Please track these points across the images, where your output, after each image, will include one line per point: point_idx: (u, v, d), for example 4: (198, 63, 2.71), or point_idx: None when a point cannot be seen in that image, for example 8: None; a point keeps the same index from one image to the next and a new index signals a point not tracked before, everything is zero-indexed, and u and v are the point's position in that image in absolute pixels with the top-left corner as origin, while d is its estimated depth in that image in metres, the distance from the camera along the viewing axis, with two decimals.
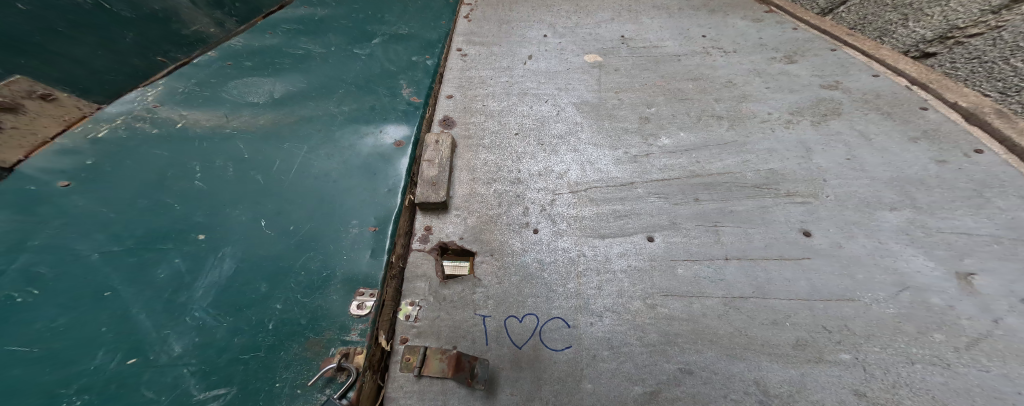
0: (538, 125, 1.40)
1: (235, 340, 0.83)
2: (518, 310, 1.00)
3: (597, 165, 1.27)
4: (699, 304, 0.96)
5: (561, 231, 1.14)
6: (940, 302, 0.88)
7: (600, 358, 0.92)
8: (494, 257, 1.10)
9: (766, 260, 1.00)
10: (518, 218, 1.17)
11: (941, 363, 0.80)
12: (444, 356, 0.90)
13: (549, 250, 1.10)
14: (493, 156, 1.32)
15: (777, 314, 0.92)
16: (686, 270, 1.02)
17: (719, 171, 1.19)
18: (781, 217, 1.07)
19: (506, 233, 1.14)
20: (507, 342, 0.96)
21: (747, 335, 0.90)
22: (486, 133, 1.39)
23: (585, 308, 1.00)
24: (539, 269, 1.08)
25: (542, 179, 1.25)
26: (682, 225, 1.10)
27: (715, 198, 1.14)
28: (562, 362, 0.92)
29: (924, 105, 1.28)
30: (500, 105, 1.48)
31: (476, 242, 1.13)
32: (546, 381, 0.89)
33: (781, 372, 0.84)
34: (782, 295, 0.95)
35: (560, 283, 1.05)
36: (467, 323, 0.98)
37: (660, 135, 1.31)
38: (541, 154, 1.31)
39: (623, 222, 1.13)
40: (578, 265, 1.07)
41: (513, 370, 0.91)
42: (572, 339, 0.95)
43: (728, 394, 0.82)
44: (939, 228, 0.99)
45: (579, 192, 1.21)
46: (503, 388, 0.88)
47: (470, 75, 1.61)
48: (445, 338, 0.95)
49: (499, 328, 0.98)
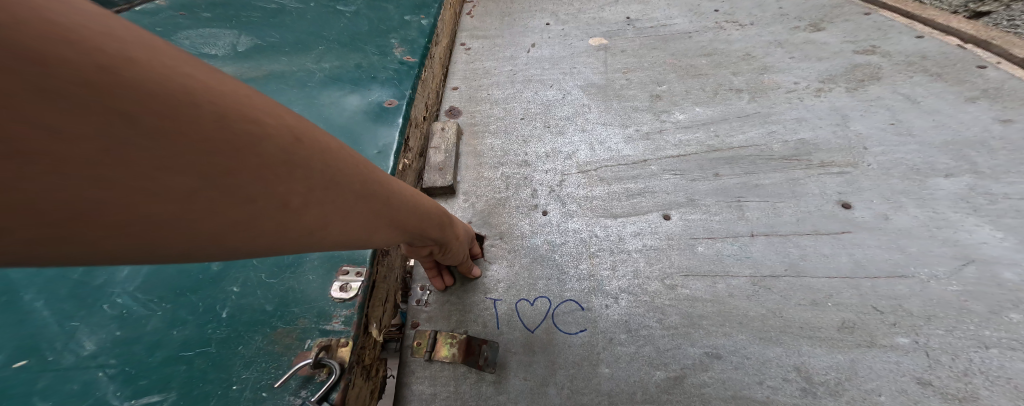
0: (544, 109, 1.37)
1: (173, 334, 0.91)
2: (529, 293, 0.98)
3: (606, 144, 1.22)
4: (725, 284, 0.89)
5: (571, 213, 1.10)
6: (1015, 277, 0.77)
7: (617, 342, 0.88)
8: (503, 240, 1.08)
9: (797, 236, 0.91)
10: (526, 200, 1.14)
11: (1023, 348, 0.69)
12: (454, 341, 0.92)
13: (559, 231, 1.07)
14: (499, 141, 1.30)
15: (816, 293, 0.82)
16: (707, 248, 0.95)
17: (741, 144, 1.11)
18: (815, 190, 0.97)
19: (514, 216, 1.12)
20: (519, 326, 0.94)
21: (782, 316, 0.81)
22: (492, 120, 1.38)
23: (598, 289, 0.96)
24: (550, 250, 1.04)
25: (549, 160, 1.22)
26: (701, 201, 1.03)
27: (737, 172, 1.06)
28: (577, 346, 0.89)
29: (981, 64, 1.14)
30: (506, 93, 1.46)
31: (485, 226, 1.11)
32: (561, 366, 0.87)
33: (826, 357, 0.75)
34: (817, 270, 0.85)
35: (572, 264, 1.01)
36: (479, 306, 0.98)
37: (674, 112, 1.25)
38: (548, 136, 1.28)
39: (635, 200, 1.09)
40: (590, 246, 1.03)
41: (526, 355, 0.90)
42: (586, 323, 0.92)
43: (764, 381, 0.76)
44: (1007, 194, 0.87)
45: (589, 173, 1.17)
46: (516, 374, 0.88)
47: (475, 66, 1.61)
48: (455, 323, 0.97)
49: (509, 312, 0.97)
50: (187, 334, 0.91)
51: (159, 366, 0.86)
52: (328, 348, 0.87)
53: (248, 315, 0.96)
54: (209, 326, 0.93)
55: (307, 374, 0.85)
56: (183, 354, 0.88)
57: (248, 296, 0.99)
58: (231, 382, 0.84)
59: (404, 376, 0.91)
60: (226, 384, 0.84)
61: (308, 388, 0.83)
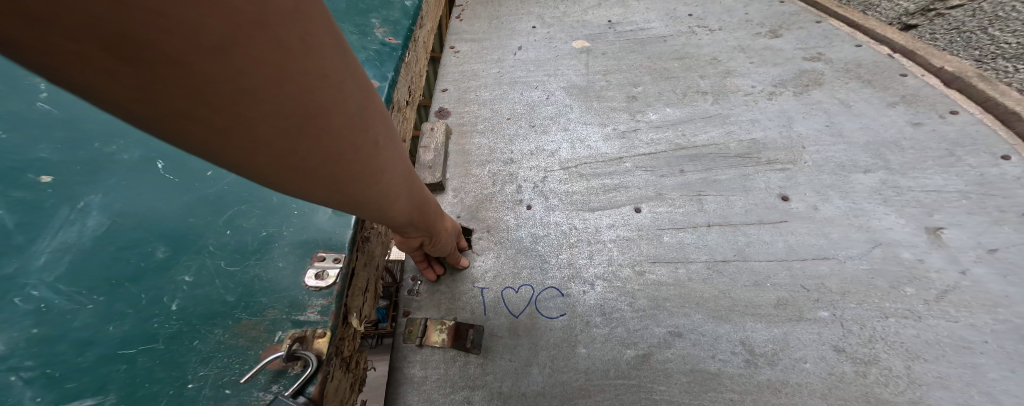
0: (528, 108, 1.43)
1: (108, 330, 0.62)
2: (514, 282, 1.07)
3: (586, 142, 1.30)
4: (686, 269, 1.01)
5: (553, 207, 1.18)
6: (911, 256, 0.94)
7: (592, 324, 0.98)
8: (490, 233, 1.16)
9: (745, 225, 1.05)
10: (512, 196, 1.22)
11: (912, 316, 0.85)
12: (444, 327, 1.01)
13: (542, 224, 1.16)
14: (486, 139, 1.36)
15: (758, 275, 0.96)
16: (671, 238, 1.07)
17: (704, 143, 1.23)
18: (762, 185, 1.12)
19: (500, 210, 1.19)
20: (505, 312, 1.03)
21: (730, 296, 0.94)
22: (479, 119, 1.42)
23: (577, 277, 1.06)
24: (533, 242, 1.13)
25: (533, 158, 1.29)
26: (669, 195, 1.14)
27: (699, 169, 1.17)
28: (558, 329, 0.99)
29: (903, 72, 1.31)
30: (491, 92, 1.51)
31: (472, 220, 1.18)
32: (544, 347, 0.98)
33: (764, 331, 0.88)
34: (760, 255, 0.99)
35: (553, 255, 1.10)
36: (467, 295, 1.07)
37: (648, 112, 1.34)
38: (532, 135, 1.35)
39: (612, 195, 1.17)
40: (570, 237, 1.12)
41: (511, 338, 1.00)
42: (566, 308, 1.02)
43: (715, 354, 0.88)
44: (912, 187, 1.06)
45: (570, 170, 1.25)
46: (503, 355, 0.98)
47: (462, 67, 1.63)
48: (445, 310, 1.05)
49: (496, 300, 1.05)
50: (129, 329, 0.63)
51: (91, 368, 0.58)
52: (303, 339, 0.72)
53: (212, 303, 0.72)
54: (155, 319, 0.66)
55: (278, 367, 0.71)
56: (125, 352, 0.62)
57: (206, 285, 0.73)
58: (187, 380, 0.64)
59: (398, 361, 0.99)
60: (181, 382, 0.63)
61: (280, 383, 0.69)
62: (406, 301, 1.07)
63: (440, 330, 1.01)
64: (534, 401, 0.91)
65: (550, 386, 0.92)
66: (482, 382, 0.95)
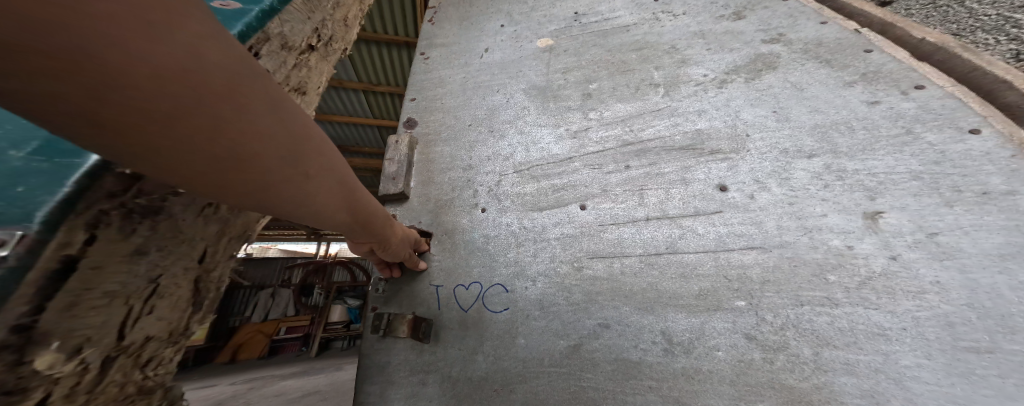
0: (490, 114, 1.50)
1: None
2: (466, 279, 1.18)
3: (540, 144, 1.36)
4: (620, 263, 1.06)
5: (503, 209, 1.26)
6: (841, 244, 0.94)
7: (532, 317, 1.08)
8: (446, 237, 1.26)
9: (683, 218, 1.07)
10: (467, 200, 1.31)
11: (829, 304, 0.88)
12: (404, 320, 1.11)
13: (494, 225, 1.24)
14: (449, 148, 1.44)
15: (686, 268, 1.01)
16: (610, 233, 1.11)
17: (650, 136, 1.23)
18: (702, 176, 1.12)
19: (457, 214, 1.29)
20: (456, 307, 1.14)
21: (656, 289, 1.00)
22: (443, 127, 1.51)
23: (522, 274, 1.14)
24: (485, 242, 1.22)
25: (490, 163, 1.37)
26: (612, 191, 1.17)
27: (643, 164, 1.19)
28: (501, 322, 1.09)
29: (868, 47, 1.24)
30: (453, 98, 1.58)
31: (433, 224, 1.29)
32: (488, 338, 1.08)
33: (684, 321, 0.95)
34: (692, 247, 1.03)
35: (501, 253, 1.19)
36: (425, 292, 1.19)
37: (601, 108, 1.37)
38: (489, 139, 1.42)
39: (560, 194, 1.23)
40: (518, 236, 1.20)
41: (460, 329, 1.11)
42: (509, 303, 1.11)
43: (637, 344, 0.95)
44: (858, 171, 1.02)
45: (521, 172, 1.32)
46: (453, 345, 1.09)
47: (431, 75, 1.71)
48: (406, 306, 1.19)
49: (449, 295, 1.16)
50: None
51: None
52: None
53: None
54: None
55: None
56: None
57: None
58: None
59: (366, 349, 1.15)
60: None
61: None
62: (375, 298, 1.23)
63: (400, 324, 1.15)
64: (477, 383, 1.03)
65: (492, 372, 1.04)
66: (434, 367, 1.08)
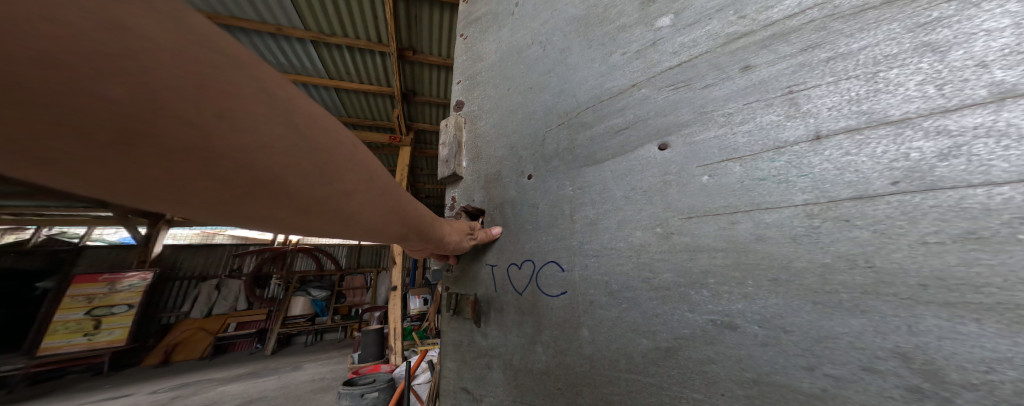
0: (527, 71, 1.41)
1: None
2: (519, 257, 1.13)
3: (588, 83, 1.14)
4: (755, 222, 0.66)
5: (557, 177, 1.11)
6: None
7: (597, 304, 0.88)
8: (498, 212, 1.29)
9: (950, 115, 0.50)
10: (515, 169, 1.28)
11: None
12: (467, 302, 1.26)
13: (544, 193, 1.12)
14: (492, 120, 1.48)
15: (968, 215, 0.47)
16: (726, 175, 0.70)
17: (788, 13, 0.72)
18: (986, 26, 0.50)
19: (506, 187, 1.28)
20: (511, 289, 1.14)
21: (868, 264, 0.53)
22: (490, 101, 1.55)
23: (579, 251, 0.96)
24: (534, 214, 1.13)
25: (533, 122, 1.28)
26: (717, 111, 0.77)
27: (795, 47, 0.68)
28: (558, 308, 0.97)
29: None
30: (501, 74, 1.55)
31: (485, 197, 1.38)
32: (545, 326, 1.01)
33: (953, 332, 0.46)
34: (990, 173, 0.46)
35: (554, 224, 1.05)
36: (483, 273, 1.27)
37: (675, 9, 0.95)
38: (533, 96, 1.32)
39: (624, 135, 0.98)
40: (572, 202, 1.03)
41: (518, 314, 1.10)
42: (567, 286, 0.96)
43: (796, 357, 0.58)
44: None
45: (574, 125, 1.14)
46: (513, 330, 1.11)
47: (474, 48, 1.76)
48: (469, 287, 1.31)
49: (503, 276, 1.18)
50: None
51: None
52: None
53: None
54: None
55: None
56: None
57: None
58: None
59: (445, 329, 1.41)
60: None
61: None
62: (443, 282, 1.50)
63: (459, 310, 1.31)
64: (538, 375, 1.00)
65: (553, 366, 0.96)
66: (497, 354, 1.16)
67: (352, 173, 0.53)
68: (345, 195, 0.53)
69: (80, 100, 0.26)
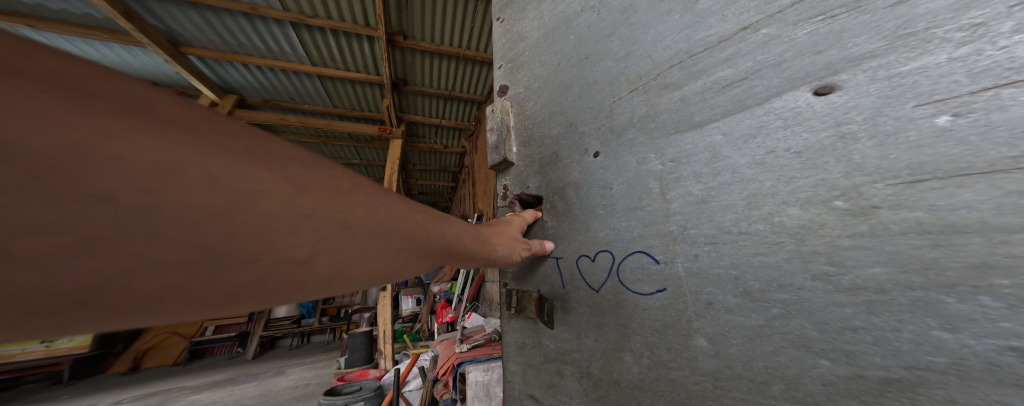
0: (580, 42, 1.48)
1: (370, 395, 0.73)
2: (592, 250, 1.16)
3: (673, 43, 1.04)
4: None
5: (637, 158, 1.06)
6: None
7: (721, 307, 0.77)
8: (558, 196, 1.40)
9: None
10: (577, 147, 1.35)
11: None
12: (532, 300, 1.38)
13: (615, 168, 1.15)
14: (543, 98, 1.59)
15: None
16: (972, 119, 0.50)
17: None
18: None
19: (566, 167, 1.38)
20: (583, 287, 1.19)
21: None
22: (538, 81, 1.64)
23: (680, 240, 0.87)
24: (604, 196, 1.16)
25: (592, 94, 1.34)
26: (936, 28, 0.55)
27: None
28: (655, 309, 0.92)
29: None
30: (547, 49, 1.62)
31: (541, 177, 1.52)
32: (632, 324, 0.99)
33: None
34: None
35: (636, 207, 1.02)
36: (546, 265, 1.38)
37: None
38: (588, 64, 1.40)
39: (738, 90, 0.81)
40: (658, 177, 0.97)
41: (595, 316, 1.12)
42: (667, 283, 0.89)
43: None
44: None
45: (649, 92, 1.10)
46: (590, 335, 1.13)
47: (517, 28, 1.85)
48: (534, 284, 1.42)
49: (573, 272, 1.23)
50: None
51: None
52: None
53: None
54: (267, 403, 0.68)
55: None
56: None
57: None
58: None
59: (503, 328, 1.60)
60: None
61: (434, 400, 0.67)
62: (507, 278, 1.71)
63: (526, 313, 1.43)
64: (627, 386, 0.99)
65: (649, 379, 0.93)
66: (571, 360, 1.21)
67: (364, 221, 0.57)
68: (365, 239, 0.58)
69: (98, 195, 0.36)
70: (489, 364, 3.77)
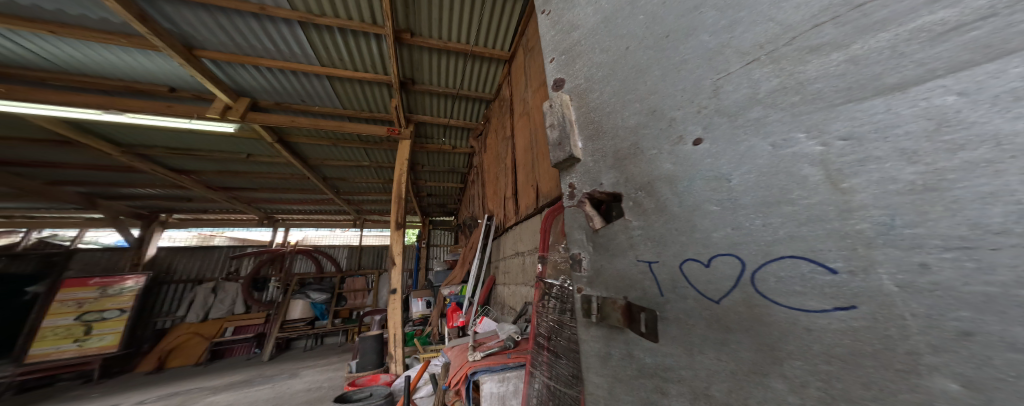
0: (657, 20, 1.45)
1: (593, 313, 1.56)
2: (705, 255, 1.03)
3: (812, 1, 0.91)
4: None
5: (786, 140, 0.87)
6: None
7: (984, 339, 0.57)
8: (642, 192, 1.36)
9: None
10: (667, 135, 1.28)
11: None
12: (617, 306, 1.40)
13: (737, 155, 1.00)
14: (614, 88, 1.64)
15: None
16: None
17: None
18: None
19: (649, 159, 1.36)
20: (693, 297, 1.07)
21: None
22: (604, 74, 1.72)
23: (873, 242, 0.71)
24: (722, 184, 1.02)
25: (681, 75, 1.28)
26: None
27: None
28: (837, 332, 0.75)
29: None
30: (614, 40, 1.71)
31: (615, 170, 1.54)
32: (782, 344, 0.83)
33: None
34: None
35: (778, 198, 0.87)
36: (632, 268, 1.36)
37: None
38: (674, 42, 1.35)
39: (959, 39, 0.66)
40: (814, 158, 0.82)
41: (720, 332, 0.97)
42: (850, 298, 0.73)
43: None
44: None
45: (782, 60, 0.94)
46: (708, 354, 1.00)
47: (575, 31, 2.00)
48: (621, 289, 1.41)
49: (675, 277, 1.14)
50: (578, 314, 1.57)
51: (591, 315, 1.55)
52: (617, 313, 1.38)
53: None
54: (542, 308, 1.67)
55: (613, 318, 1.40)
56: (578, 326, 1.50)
57: None
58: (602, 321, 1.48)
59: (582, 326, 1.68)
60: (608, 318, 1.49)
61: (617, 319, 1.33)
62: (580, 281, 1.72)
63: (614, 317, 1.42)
64: None
65: None
66: (676, 378, 1.11)
67: None
68: None
69: None
70: (503, 375, 3.85)
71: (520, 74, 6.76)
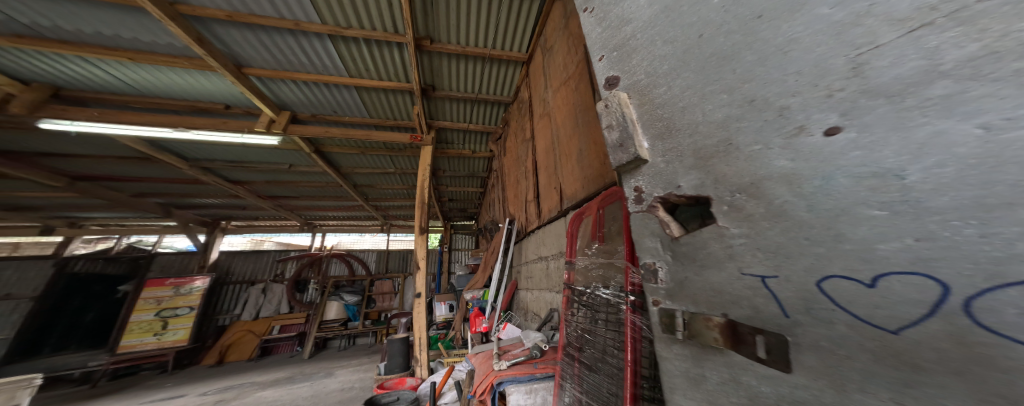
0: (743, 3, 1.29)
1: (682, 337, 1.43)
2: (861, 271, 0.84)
3: None
4: None
5: (1016, 119, 0.65)
6: None
7: None
8: (744, 194, 1.16)
9: None
10: (777, 129, 1.08)
11: None
12: (714, 326, 1.26)
13: (903, 146, 0.80)
14: (687, 78, 1.46)
15: None
16: None
17: None
18: None
19: (748, 157, 1.17)
20: (848, 322, 0.87)
21: None
22: (668, 65, 1.56)
23: None
24: (887, 184, 0.81)
25: (792, 57, 1.08)
26: None
27: None
28: None
29: None
30: (677, 26, 1.53)
31: (699, 171, 1.35)
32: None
33: None
34: None
35: (994, 198, 0.66)
36: (732, 284, 1.19)
37: None
38: (772, 23, 1.16)
39: None
40: None
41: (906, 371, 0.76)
42: None
43: None
44: None
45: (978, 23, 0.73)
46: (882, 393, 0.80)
47: (625, 23, 1.85)
48: (718, 305, 1.25)
49: (807, 296, 0.95)
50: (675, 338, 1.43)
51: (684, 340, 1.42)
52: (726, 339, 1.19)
53: None
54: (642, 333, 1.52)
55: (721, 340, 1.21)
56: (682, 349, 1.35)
57: None
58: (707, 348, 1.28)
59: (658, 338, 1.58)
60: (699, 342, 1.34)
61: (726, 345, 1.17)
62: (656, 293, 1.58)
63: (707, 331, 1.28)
64: None
65: None
66: None
67: None
68: None
69: None
70: (531, 386, 3.65)
71: (540, 73, 6.69)
